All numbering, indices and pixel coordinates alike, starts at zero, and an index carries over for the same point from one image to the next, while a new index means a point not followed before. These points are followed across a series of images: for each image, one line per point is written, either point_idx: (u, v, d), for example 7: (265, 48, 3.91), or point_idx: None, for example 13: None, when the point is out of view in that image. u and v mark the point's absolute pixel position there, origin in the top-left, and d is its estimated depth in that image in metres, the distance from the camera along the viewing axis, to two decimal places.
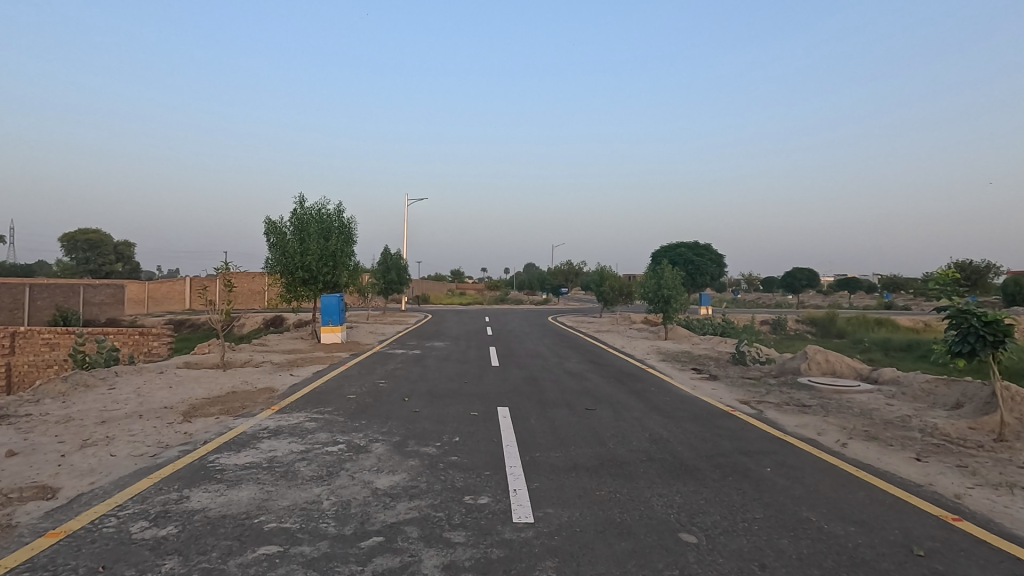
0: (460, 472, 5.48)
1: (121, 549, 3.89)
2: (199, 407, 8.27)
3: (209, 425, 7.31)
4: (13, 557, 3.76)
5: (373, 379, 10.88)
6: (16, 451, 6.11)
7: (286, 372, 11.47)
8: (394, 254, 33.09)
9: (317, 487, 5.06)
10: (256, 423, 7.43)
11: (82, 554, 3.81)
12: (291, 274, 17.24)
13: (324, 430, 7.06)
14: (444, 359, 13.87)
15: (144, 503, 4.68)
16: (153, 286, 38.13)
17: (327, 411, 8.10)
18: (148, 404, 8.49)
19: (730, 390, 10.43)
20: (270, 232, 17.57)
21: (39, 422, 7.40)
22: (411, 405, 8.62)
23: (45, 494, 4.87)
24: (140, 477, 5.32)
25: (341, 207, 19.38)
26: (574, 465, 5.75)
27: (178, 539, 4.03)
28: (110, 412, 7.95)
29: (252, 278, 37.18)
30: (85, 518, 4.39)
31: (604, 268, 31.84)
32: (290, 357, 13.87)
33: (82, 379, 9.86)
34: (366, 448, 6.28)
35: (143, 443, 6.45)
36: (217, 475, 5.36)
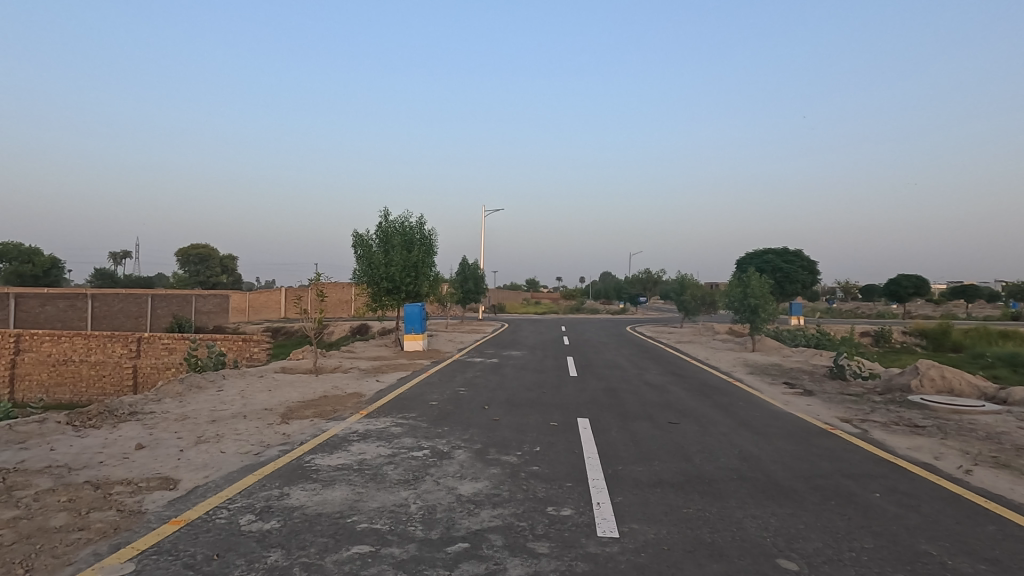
0: (542, 482, 5.46)
1: (231, 539, 4.22)
2: (295, 410, 8.85)
3: (304, 426, 7.79)
4: (144, 540, 4.19)
5: (453, 386, 11.13)
6: (143, 444, 6.82)
7: (372, 378, 12.00)
8: (472, 263, 33.75)
9: (404, 491, 5.23)
10: (347, 426, 7.84)
11: (198, 541, 4.17)
12: (375, 284, 18.04)
13: (408, 435, 7.30)
14: (522, 368, 13.96)
15: (250, 498, 5.05)
16: (253, 296, 41.32)
17: (411, 417, 8.39)
18: (250, 405, 9.18)
19: (828, 406, 9.67)
20: (357, 245, 18.52)
21: (161, 419, 8.19)
22: (490, 413, 8.71)
23: (167, 485, 5.38)
24: (246, 473, 5.75)
25: (422, 219, 20.11)
26: (658, 480, 5.56)
27: (281, 534, 4.31)
28: (219, 412, 8.68)
29: (341, 288, 39.25)
30: (200, 509, 4.80)
31: (684, 275, 30.75)
32: (376, 364, 14.46)
33: (195, 381, 10.83)
34: (449, 454, 6.43)
35: (247, 442, 6.97)
36: (313, 475, 5.69)
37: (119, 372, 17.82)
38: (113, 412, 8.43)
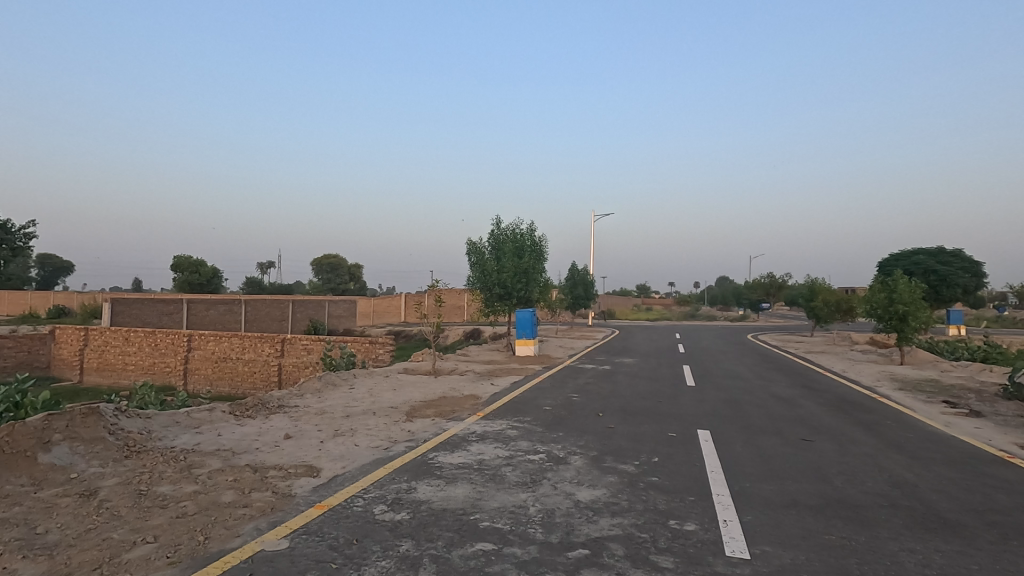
0: (662, 494, 5.28)
1: (367, 526, 4.56)
2: (418, 409, 9.38)
3: (427, 425, 8.23)
4: (296, 521, 4.68)
5: (565, 391, 11.16)
6: (290, 434, 7.62)
7: (487, 382, 12.37)
8: (581, 269, 33.72)
9: (522, 493, 5.33)
10: (466, 427, 8.16)
11: (339, 525, 4.56)
12: (488, 290, 18.61)
13: (524, 438, 7.42)
14: (635, 376, 13.61)
15: (382, 489, 5.44)
16: (377, 302, 44.56)
17: (526, 421, 8.53)
18: (378, 403, 9.88)
19: (1002, 431, 8.32)
20: (471, 253, 19.20)
21: (304, 413, 9.10)
22: (605, 421, 8.59)
23: (312, 472, 5.96)
24: (377, 466, 6.20)
25: (533, 226, 20.40)
26: (793, 501, 5.14)
27: (410, 525, 4.59)
28: (351, 408, 9.45)
29: (455, 293, 41.03)
30: (340, 496, 5.26)
31: (814, 280, 28.16)
32: (489, 368, 14.91)
33: (330, 380, 11.88)
34: (565, 460, 6.45)
35: (377, 437, 7.52)
36: (437, 472, 5.99)
37: (267, 369, 20.03)
38: (265, 404, 9.51)
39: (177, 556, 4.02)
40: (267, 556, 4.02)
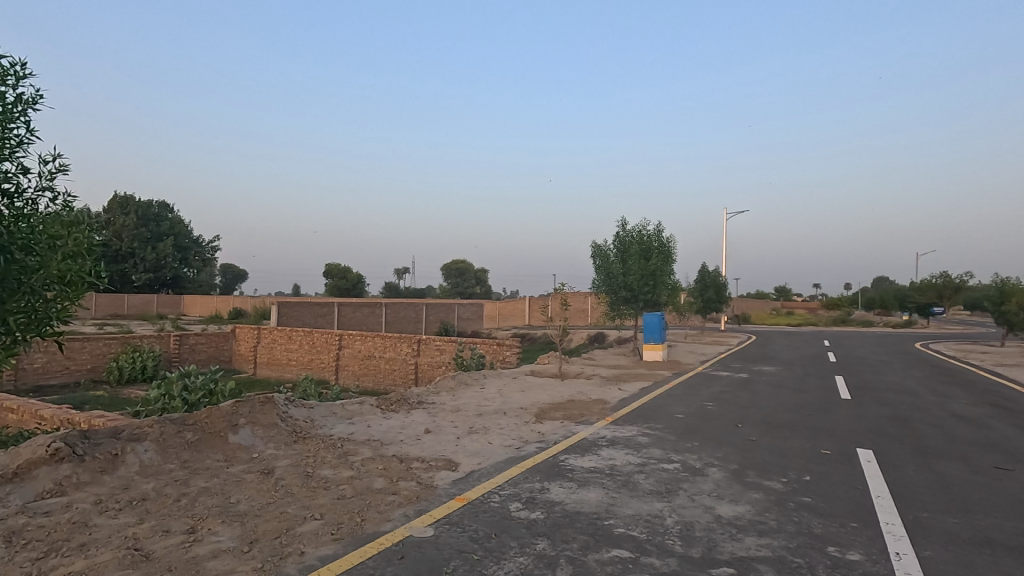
0: (817, 517, 4.80)
1: (504, 522, 4.72)
2: (547, 411, 9.50)
3: (556, 427, 8.31)
4: (438, 511, 4.98)
5: (699, 400, 10.62)
6: (429, 429, 8.13)
7: (614, 386, 12.17)
8: (712, 270, 31.92)
9: (658, 502, 5.15)
10: (595, 431, 8.10)
11: (479, 519, 4.77)
12: (614, 293, 18.33)
13: (657, 446, 7.19)
14: (778, 386, 12.54)
15: (516, 487, 5.59)
16: (503, 305, 46.02)
17: (658, 428, 8.25)
18: (508, 404, 10.18)
19: None
20: (596, 255, 19.00)
21: (441, 410, 9.65)
22: (745, 433, 8.02)
23: (451, 467, 6.30)
24: (510, 465, 6.38)
25: (660, 226, 19.72)
26: (986, 538, 4.39)
27: (546, 524, 4.66)
28: (483, 407, 9.85)
29: (579, 296, 41.00)
30: (478, 491, 5.50)
31: (1004, 280, 23.90)
32: (616, 372, 14.65)
33: (463, 379, 12.48)
34: (702, 471, 6.13)
35: (509, 436, 7.74)
36: (569, 474, 6.02)
37: (405, 367, 21.56)
38: (406, 400, 10.25)
39: (339, 533, 4.47)
40: (415, 541, 4.33)
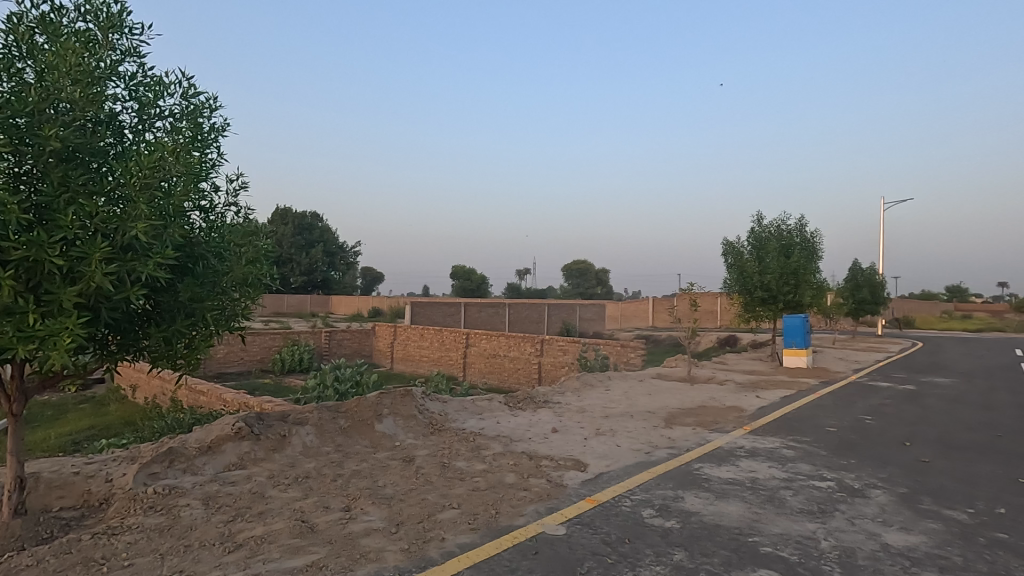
0: (1018, 558, 4.06)
1: (637, 528, 4.59)
2: (677, 416, 9.10)
3: (688, 434, 7.93)
4: (570, 510, 4.98)
5: (854, 412, 9.49)
6: (556, 428, 8.18)
7: (751, 393, 11.34)
8: (865, 268, 28.48)
9: (811, 523, 4.68)
10: (732, 440, 7.59)
11: (611, 522, 4.70)
12: (749, 294, 17.08)
13: (805, 461, 6.55)
14: (955, 400, 10.82)
15: (648, 493, 5.42)
16: (625, 305, 45.04)
17: (805, 441, 7.52)
18: (635, 406, 9.91)
19: None
20: (728, 253, 17.83)
21: (567, 410, 9.66)
22: (915, 453, 7.02)
23: (579, 467, 6.28)
24: (641, 470, 6.20)
25: (802, 221, 18.03)
26: None
27: (682, 535, 4.46)
28: (609, 409, 9.69)
29: (709, 297, 38.78)
30: (609, 494, 5.42)
31: None
32: (753, 378, 13.62)
33: (588, 380, 12.40)
34: (863, 492, 5.47)
35: (638, 440, 7.54)
36: (705, 484, 5.70)
37: (529, 365, 21.94)
38: (532, 398, 10.41)
39: (476, 523, 4.66)
40: (548, 538, 4.38)
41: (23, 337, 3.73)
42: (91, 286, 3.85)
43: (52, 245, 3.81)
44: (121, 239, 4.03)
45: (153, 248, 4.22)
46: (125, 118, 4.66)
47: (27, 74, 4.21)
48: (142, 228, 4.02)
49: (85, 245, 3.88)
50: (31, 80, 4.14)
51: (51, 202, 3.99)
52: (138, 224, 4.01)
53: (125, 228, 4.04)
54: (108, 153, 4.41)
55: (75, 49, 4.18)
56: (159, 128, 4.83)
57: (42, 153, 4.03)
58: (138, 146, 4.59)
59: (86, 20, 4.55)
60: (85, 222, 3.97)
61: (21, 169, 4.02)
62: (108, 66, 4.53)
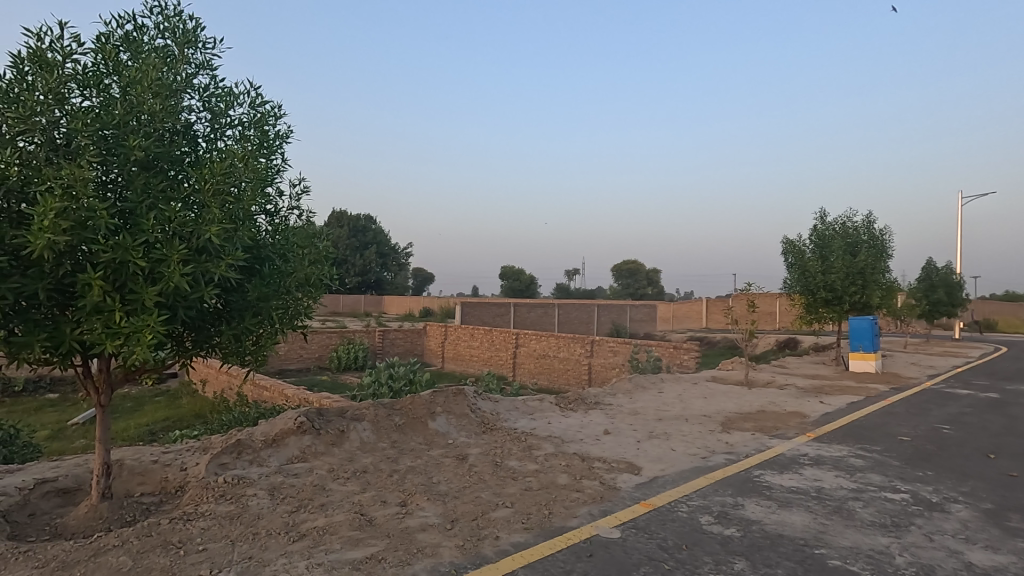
0: None
1: (695, 535, 4.47)
2: (735, 421, 8.80)
3: (747, 439, 7.66)
4: (624, 513, 4.91)
5: (930, 421, 8.89)
6: (609, 430, 8.08)
7: (814, 399, 10.83)
8: (941, 267, 26.67)
9: (884, 537, 4.42)
10: (795, 447, 7.27)
11: (667, 527, 4.59)
12: (811, 295, 16.32)
13: (876, 471, 6.19)
14: None
15: (706, 500, 5.27)
16: (677, 306, 44.00)
17: (875, 450, 7.11)
18: (690, 410, 9.66)
19: None
20: (788, 252, 17.11)
21: (619, 412, 9.53)
22: (1000, 466, 6.50)
23: (633, 470, 6.18)
24: (697, 475, 6.04)
25: (870, 217, 17.08)
26: None
27: (743, 543, 4.31)
28: (663, 412, 9.48)
29: (767, 297, 37.34)
30: (664, 499, 5.30)
31: None
32: (816, 383, 13.00)
33: (640, 382, 12.18)
34: (942, 507, 5.12)
35: (693, 444, 7.34)
36: (766, 492, 5.49)
37: (579, 366, 21.77)
38: (584, 400, 10.32)
39: (529, 523, 4.67)
40: (603, 541, 4.33)
41: (110, 334, 4.02)
42: (170, 286, 4.10)
43: (135, 247, 4.08)
44: (196, 242, 4.27)
45: (225, 250, 4.46)
46: (199, 128, 4.95)
47: (114, 89, 4.54)
48: (215, 231, 4.25)
49: (164, 248, 4.14)
50: (117, 95, 4.46)
51: (134, 207, 4.28)
52: (212, 227, 4.25)
53: (199, 232, 4.28)
54: (184, 161, 4.69)
55: (155, 65, 4.47)
56: (230, 136, 5.10)
57: (127, 162, 4.33)
58: (210, 153, 4.85)
59: (165, 37, 4.86)
60: (164, 227, 4.23)
61: (108, 177, 4.33)
62: (184, 79, 4.82)
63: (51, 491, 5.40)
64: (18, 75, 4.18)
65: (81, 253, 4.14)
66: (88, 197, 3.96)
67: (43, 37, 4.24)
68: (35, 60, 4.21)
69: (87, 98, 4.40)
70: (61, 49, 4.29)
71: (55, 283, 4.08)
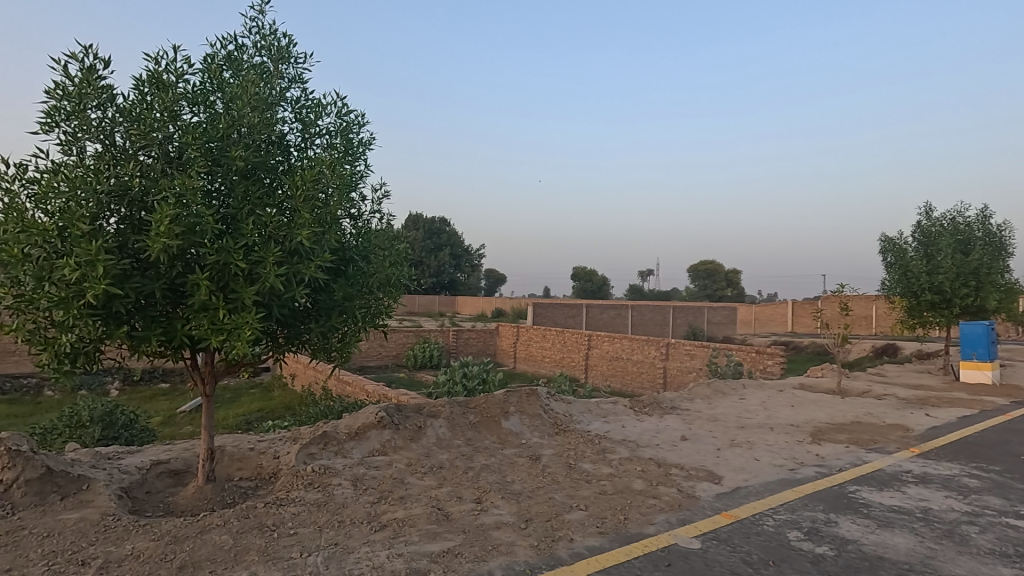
0: None
1: (782, 550, 4.21)
2: (826, 432, 8.22)
3: (840, 452, 7.13)
4: (705, 523, 4.72)
5: None
6: (686, 436, 7.81)
7: (918, 411, 9.90)
8: None
9: (1004, 568, 3.96)
10: (895, 462, 6.69)
11: (751, 541, 4.37)
12: (915, 297, 14.93)
13: (995, 494, 5.56)
14: None
15: (795, 514, 4.96)
16: (759, 309, 41.81)
17: (993, 470, 6.40)
18: (775, 418, 9.13)
19: None
20: (887, 251, 15.76)
21: (697, 418, 9.17)
22: None
23: (713, 479, 5.93)
24: (785, 487, 5.70)
25: (986, 212, 15.39)
26: None
27: (837, 563, 4.01)
28: (745, 420, 9.02)
29: (862, 300, 34.58)
30: (748, 510, 5.05)
31: None
32: (920, 394, 11.88)
33: (719, 388, 11.67)
34: None
35: (779, 455, 6.93)
36: (864, 510, 5.08)
37: (653, 370, 21.19)
38: (659, 404, 10.03)
39: (604, 527, 4.60)
40: (681, 551, 4.18)
41: (215, 330, 4.38)
42: (266, 286, 4.41)
43: (237, 250, 4.42)
44: (288, 245, 4.57)
45: (314, 252, 4.74)
46: (291, 137, 5.28)
47: (219, 105, 4.95)
48: (306, 235, 4.53)
49: (261, 250, 4.46)
50: (221, 110, 4.86)
51: (235, 213, 4.64)
52: (303, 231, 4.53)
53: (291, 235, 4.57)
54: (278, 169, 5.03)
55: (254, 81, 4.83)
56: (318, 144, 5.41)
57: (229, 171, 4.71)
58: (301, 162, 5.17)
59: (262, 54, 5.23)
60: (261, 231, 4.56)
61: (213, 186, 4.72)
62: (279, 93, 5.17)
63: (164, 471, 5.97)
64: (139, 96, 4.65)
65: (190, 256, 4.54)
66: (197, 204, 4.34)
67: (160, 60, 4.68)
68: (153, 82, 4.66)
69: (196, 114, 4.82)
70: (175, 71, 4.72)
71: (169, 283, 4.49)
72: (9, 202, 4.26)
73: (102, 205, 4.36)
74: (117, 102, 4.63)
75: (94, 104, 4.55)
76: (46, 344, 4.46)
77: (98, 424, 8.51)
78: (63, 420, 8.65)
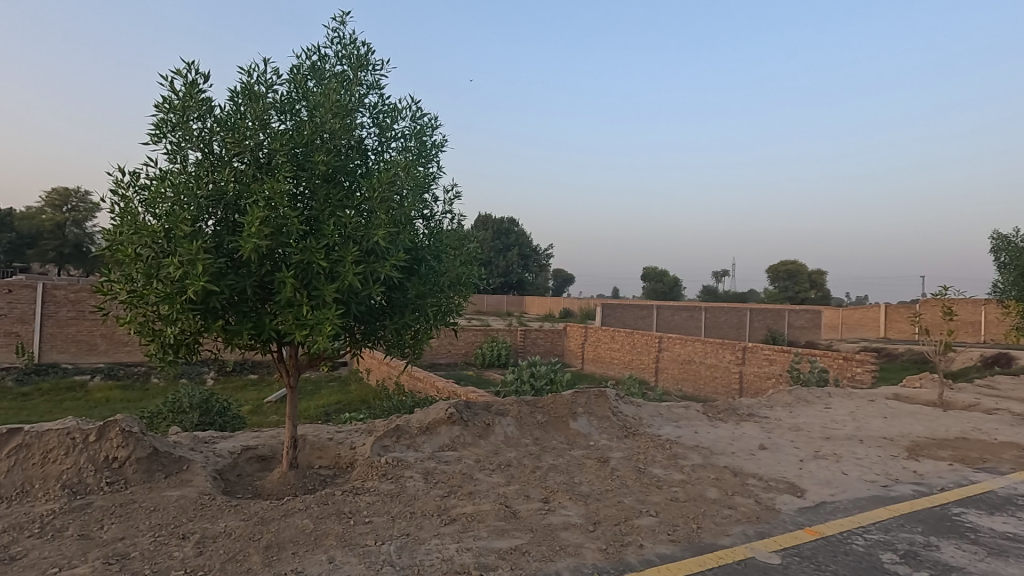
0: None
1: (874, 573, 3.90)
2: (924, 447, 7.53)
3: (941, 470, 6.52)
4: (786, 538, 4.46)
5: None
6: (765, 445, 7.41)
7: None
8: None
9: None
10: (1008, 484, 6.02)
11: (839, 560, 4.07)
12: None
13: None
14: None
15: (889, 534, 4.58)
16: (847, 313, 39.02)
17: None
18: (865, 430, 8.48)
19: None
20: (1000, 250, 14.20)
21: (778, 426, 8.68)
22: None
23: (795, 492, 5.59)
24: (876, 505, 5.28)
25: None
26: None
27: None
28: (832, 430, 8.44)
29: (968, 304, 31.38)
30: (835, 527, 4.72)
31: None
32: None
33: (802, 395, 10.99)
34: None
35: (871, 470, 6.43)
36: (970, 535, 4.61)
37: (728, 374, 20.30)
38: (736, 411, 9.59)
39: (675, 535, 4.45)
40: (760, 565, 3.97)
41: (299, 324, 4.63)
42: (345, 283, 4.62)
43: (318, 250, 4.66)
44: (366, 245, 4.76)
45: (388, 252, 4.91)
46: (369, 142, 5.50)
47: (303, 113, 5.23)
48: (382, 235, 4.70)
49: (341, 250, 4.67)
50: (306, 117, 5.14)
51: (318, 214, 4.89)
52: (379, 231, 4.71)
53: (369, 236, 4.76)
54: (357, 172, 5.25)
55: (335, 89, 5.07)
56: (394, 147, 5.60)
57: (312, 175, 4.97)
58: (377, 164, 5.37)
59: (343, 63, 5.48)
60: (341, 232, 4.78)
61: (298, 189, 5.00)
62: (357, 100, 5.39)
63: (253, 456, 6.41)
64: (233, 106, 5.01)
65: (278, 256, 4.83)
66: (284, 206, 4.61)
67: (252, 72, 5.02)
68: (246, 93, 5.01)
69: (283, 122, 5.13)
70: (265, 82, 5.05)
71: (259, 281, 4.80)
72: (124, 207, 4.72)
73: (202, 209, 4.74)
74: (215, 113, 5.01)
75: (195, 115, 4.95)
76: (153, 335, 4.90)
77: (196, 410, 9.28)
78: (167, 405, 9.49)
